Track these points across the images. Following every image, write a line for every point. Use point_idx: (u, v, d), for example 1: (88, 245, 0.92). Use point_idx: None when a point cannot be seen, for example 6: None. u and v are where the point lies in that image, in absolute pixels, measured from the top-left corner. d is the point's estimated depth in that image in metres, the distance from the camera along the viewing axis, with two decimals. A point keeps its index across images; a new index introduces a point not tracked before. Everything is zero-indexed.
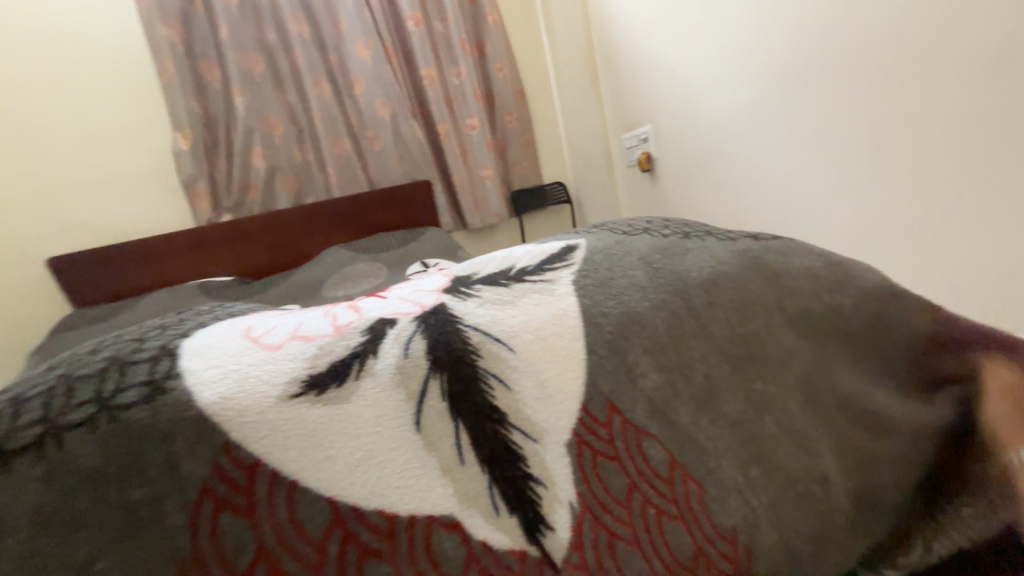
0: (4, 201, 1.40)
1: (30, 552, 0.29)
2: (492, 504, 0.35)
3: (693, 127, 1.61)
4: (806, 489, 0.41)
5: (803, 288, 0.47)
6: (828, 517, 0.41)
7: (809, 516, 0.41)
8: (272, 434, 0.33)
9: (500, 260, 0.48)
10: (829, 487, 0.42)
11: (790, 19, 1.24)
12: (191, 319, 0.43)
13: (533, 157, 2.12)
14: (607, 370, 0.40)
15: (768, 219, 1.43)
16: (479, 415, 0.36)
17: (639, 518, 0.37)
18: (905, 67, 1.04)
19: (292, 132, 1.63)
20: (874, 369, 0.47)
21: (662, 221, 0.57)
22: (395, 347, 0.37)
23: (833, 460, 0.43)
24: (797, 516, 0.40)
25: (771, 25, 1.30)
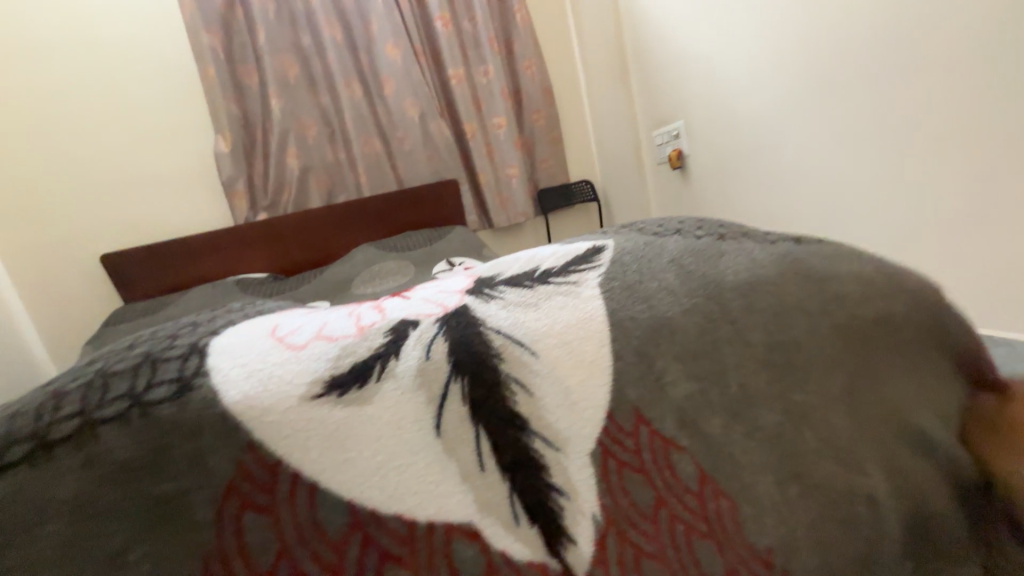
0: (62, 201, 1.49)
1: (69, 539, 0.30)
2: (513, 513, 0.34)
3: (728, 121, 1.55)
4: (848, 506, 0.38)
5: (852, 293, 0.44)
6: (872, 537, 0.38)
7: (850, 536, 0.38)
8: (295, 434, 0.33)
9: (524, 261, 0.47)
10: (874, 505, 0.39)
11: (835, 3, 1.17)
12: (221, 317, 0.44)
13: (560, 155, 2.09)
14: (634, 377, 0.38)
15: (809, 215, 1.35)
16: (500, 421, 0.35)
17: (667, 533, 0.35)
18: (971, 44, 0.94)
19: (324, 133, 1.67)
20: (926, 380, 0.44)
21: (693, 219, 0.54)
22: (417, 349, 0.37)
23: (880, 476, 0.40)
24: (836, 535, 0.38)
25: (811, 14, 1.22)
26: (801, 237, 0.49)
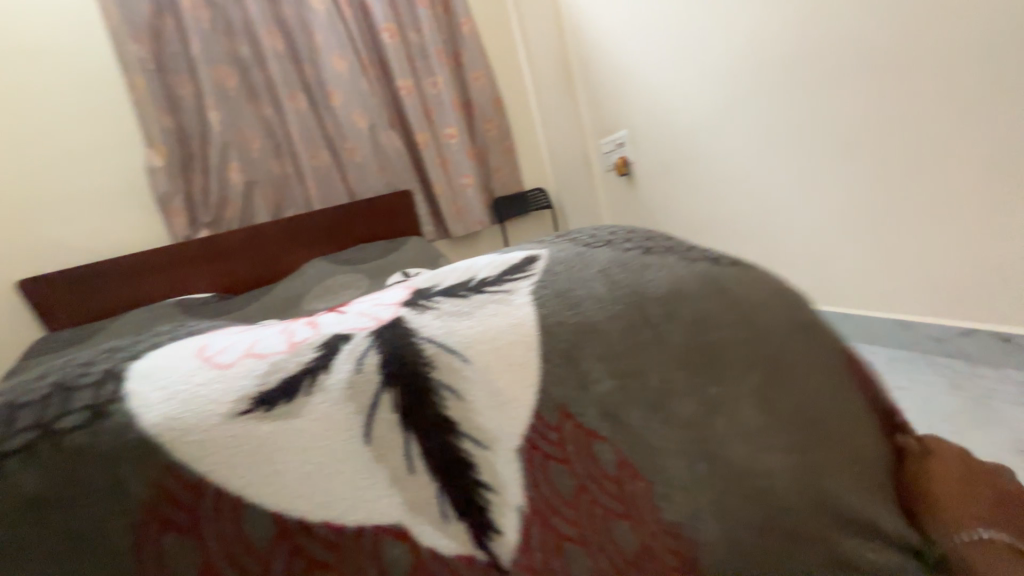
0: None
1: None
2: (442, 511, 0.36)
3: (666, 129, 1.66)
4: (755, 487, 0.42)
5: (766, 300, 0.47)
6: (776, 515, 0.42)
7: (757, 515, 0.41)
8: (220, 449, 0.33)
9: (461, 272, 0.49)
10: (780, 487, 0.42)
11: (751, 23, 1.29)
12: (144, 339, 0.43)
13: (513, 163, 2.14)
14: (559, 378, 0.40)
15: (743, 216, 1.48)
16: (429, 427, 0.37)
17: (586, 516, 0.39)
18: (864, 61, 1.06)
19: (268, 145, 1.63)
20: (837, 377, 0.47)
21: (626, 234, 0.58)
22: (348, 362, 0.38)
23: (789, 461, 0.43)
24: (743, 513, 0.41)
25: (733, 33, 1.33)
26: (723, 257, 0.52)
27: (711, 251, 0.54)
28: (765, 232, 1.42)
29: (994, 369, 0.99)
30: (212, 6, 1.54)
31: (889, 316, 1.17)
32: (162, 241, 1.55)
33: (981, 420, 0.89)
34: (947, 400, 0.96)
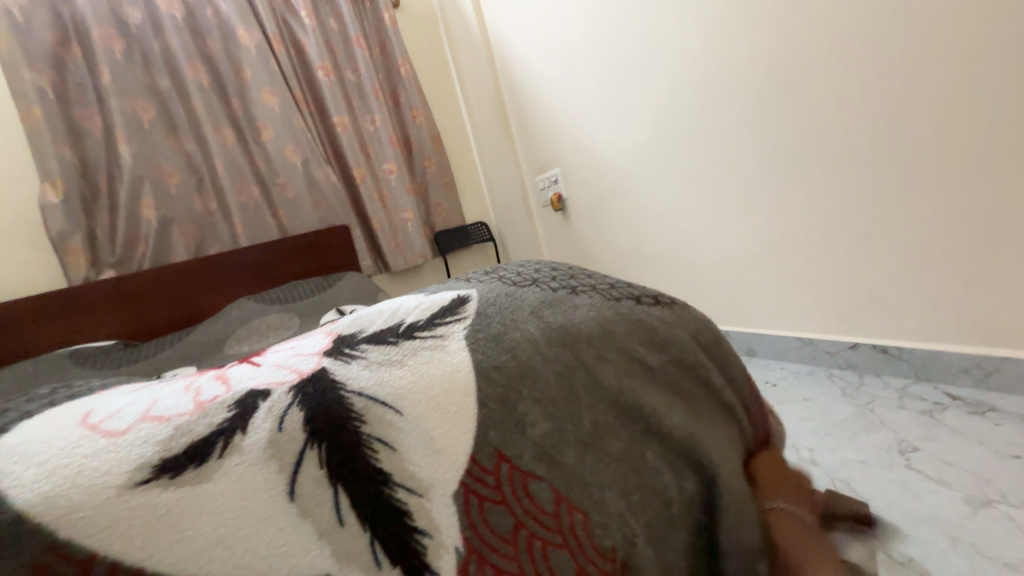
0: None
1: None
2: (374, 558, 0.34)
3: (595, 168, 1.80)
4: (676, 508, 0.45)
5: (682, 339, 0.53)
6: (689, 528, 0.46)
7: (675, 532, 0.45)
8: (117, 520, 0.30)
9: (389, 316, 0.51)
10: (694, 504, 0.46)
11: (662, 79, 1.47)
12: (11, 412, 0.39)
13: (454, 198, 2.19)
14: (497, 421, 0.41)
15: (668, 246, 1.64)
16: (359, 479, 0.36)
17: (525, 552, 0.38)
18: (754, 118, 1.27)
19: (189, 180, 1.54)
20: (731, 403, 0.54)
21: (550, 269, 0.63)
22: (268, 421, 0.36)
23: (705, 481, 0.47)
24: (667, 531, 0.44)
25: (649, 85, 1.52)
26: (651, 297, 0.57)
27: (640, 291, 0.59)
28: (690, 259, 1.59)
29: (874, 377, 1.20)
30: (127, 36, 1.45)
31: (797, 334, 1.36)
32: (53, 287, 1.36)
33: (869, 423, 1.06)
34: (841, 408, 1.13)
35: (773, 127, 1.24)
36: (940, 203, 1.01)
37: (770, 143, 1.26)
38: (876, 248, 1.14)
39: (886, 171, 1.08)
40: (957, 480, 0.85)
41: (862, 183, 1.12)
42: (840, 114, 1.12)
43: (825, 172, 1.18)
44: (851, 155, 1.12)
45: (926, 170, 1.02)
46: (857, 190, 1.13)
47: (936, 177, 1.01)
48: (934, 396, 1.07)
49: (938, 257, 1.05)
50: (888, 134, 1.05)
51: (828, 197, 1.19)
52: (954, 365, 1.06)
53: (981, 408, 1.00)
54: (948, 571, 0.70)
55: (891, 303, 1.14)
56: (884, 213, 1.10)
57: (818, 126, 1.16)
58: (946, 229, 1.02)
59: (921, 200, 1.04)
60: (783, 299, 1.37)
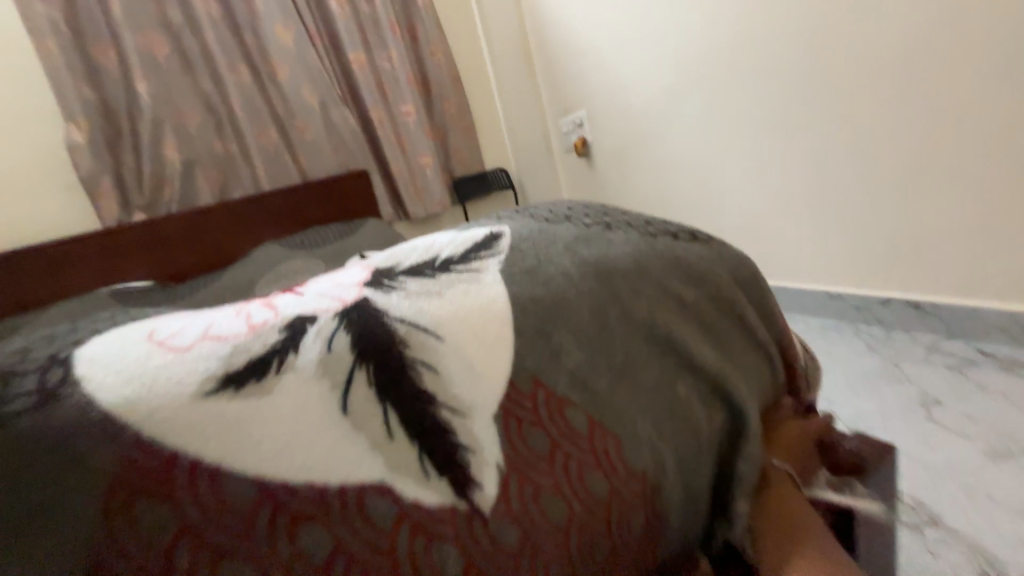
0: None
1: None
2: (422, 468, 0.35)
3: (623, 111, 1.71)
4: (703, 438, 0.45)
5: (717, 275, 0.52)
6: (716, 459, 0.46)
7: (702, 462, 0.45)
8: (190, 422, 0.32)
9: (424, 251, 0.51)
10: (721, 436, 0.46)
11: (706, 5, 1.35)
12: (79, 330, 0.42)
13: (473, 143, 2.12)
14: (532, 350, 0.42)
15: (697, 197, 1.57)
16: (406, 397, 0.37)
17: (561, 470, 0.38)
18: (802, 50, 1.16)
19: (209, 121, 1.52)
20: (766, 342, 0.53)
21: (582, 206, 0.62)
22: (318, 342, 0.38)
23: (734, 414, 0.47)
24: (694, 459, 0.45)
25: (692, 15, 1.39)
26: (687, 234, 0.56)
27: (677, 227, 0.57)
28: (719, 211, 1.52)
29: (902, 332, 1.18)
30: None
31: (823, 287, 1.33)
32: (89, 227, 1.41)
33: (894, 377, 1.07)
34: (867, 362, 1.13)
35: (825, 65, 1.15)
36: (1004, 149, 0.95)
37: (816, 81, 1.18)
38: (926, 198, 1.08)
39: (946, 113, 1.00)
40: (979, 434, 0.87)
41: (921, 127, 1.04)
42: (905, 46, 1.02)
43: (881, 112, 1.09)
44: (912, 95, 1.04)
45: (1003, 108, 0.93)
46: (914, 134, 1.06)
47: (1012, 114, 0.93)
48: (965, 352, 1.06)
49: (993, 207, 0.99)
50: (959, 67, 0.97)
51: (874, 142, 1.12)
52: (990, 322, 1.04)
53: (1013, 365, 0.99)
54: None
55: (937, 257, 1.10)
56: (941, 162, 1.03)
57: (875, 61, 1.07)
58: (1011, 177, 0.96)
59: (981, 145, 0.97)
60: (816, 250, 1.32)
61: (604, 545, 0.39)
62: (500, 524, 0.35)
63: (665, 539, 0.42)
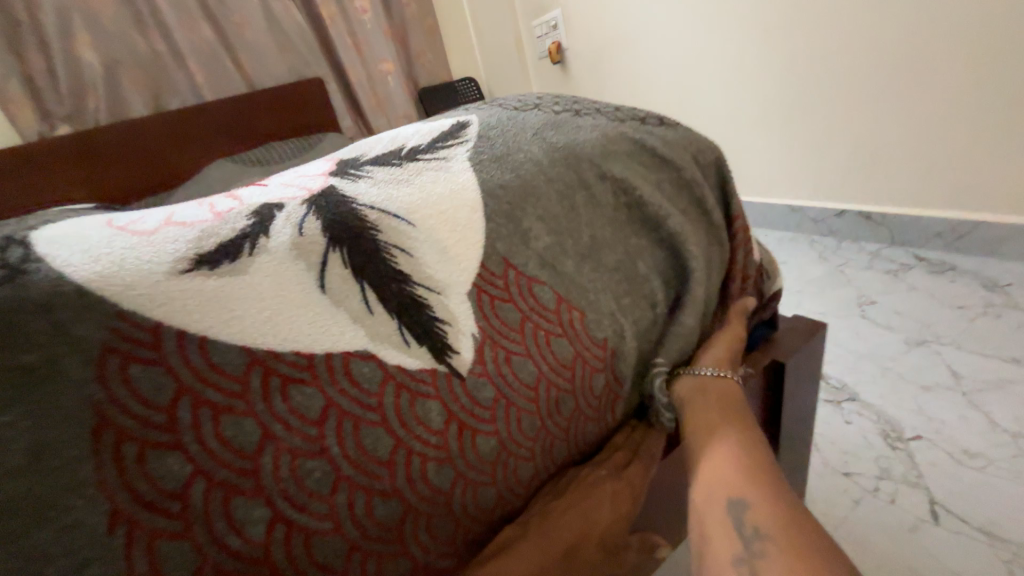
0: None
1: None
2: (403, 338, 0.38)
3: (601, 12, 1.66)
4: (656, 311, 0.49)
5: (680, 158, 0.53)
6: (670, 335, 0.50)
7: (655, 333, 0.50)
8: (170, 297, 0.32)
9: (389, 142, 0.50)
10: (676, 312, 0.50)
11: None
12: (19, 222, 0.39)
13: (437, 47, 1.94)
14: (502, 232, 0.44)
15: (672, 108, 1.63)
16: (381, 277, 0.39)
17: (531, 338, 0.42)
18: None
19: (126, 13, 1.30)
20: (723, 223, 0.55)
21: (551, 96, 0.60)
22: (288, 227, 0.38)
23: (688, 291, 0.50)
24: (649, 327, 0.49)
25: None
26: (654, 119, 0.57)
27: (645, 113, 0.57)
28: (694, 119, 1.59)
29: (851, 241, 1.37)
30: None
31: (787, 202, 1.48)
32: None
33: (839, 281, 1.23)
34: (817, 268, 1.30)
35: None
36: (959, 53, 1.05)
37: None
38: (898, 98, 1.16)
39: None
40: (900, 326, 1.05)
41: (912, 16, 1.08)
42: None
43: (865, 1, 1.13)
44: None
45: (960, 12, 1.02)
46: (902, 38, 1.11)
47: (969, 21, 1.01)
48: (904, 258, 1.24)
49: (960, 101, 1.08)
50: None
51: (859, 34, 1.16)
52: (930, 230, 1.21)
53: (940, 267, 1.18)
54: (871, 391, 0.94)
55: (888, 162, 1.23)
56: (923, 64, 1.10)
57: None
58: (982, 78, 1.04)
59: (949, 36, 1.05)
60: (779, 156, 1.44)
61: (570, 401, 0.44)
62: (476, 383, 0.39)
63: (625, 398, 0.49)
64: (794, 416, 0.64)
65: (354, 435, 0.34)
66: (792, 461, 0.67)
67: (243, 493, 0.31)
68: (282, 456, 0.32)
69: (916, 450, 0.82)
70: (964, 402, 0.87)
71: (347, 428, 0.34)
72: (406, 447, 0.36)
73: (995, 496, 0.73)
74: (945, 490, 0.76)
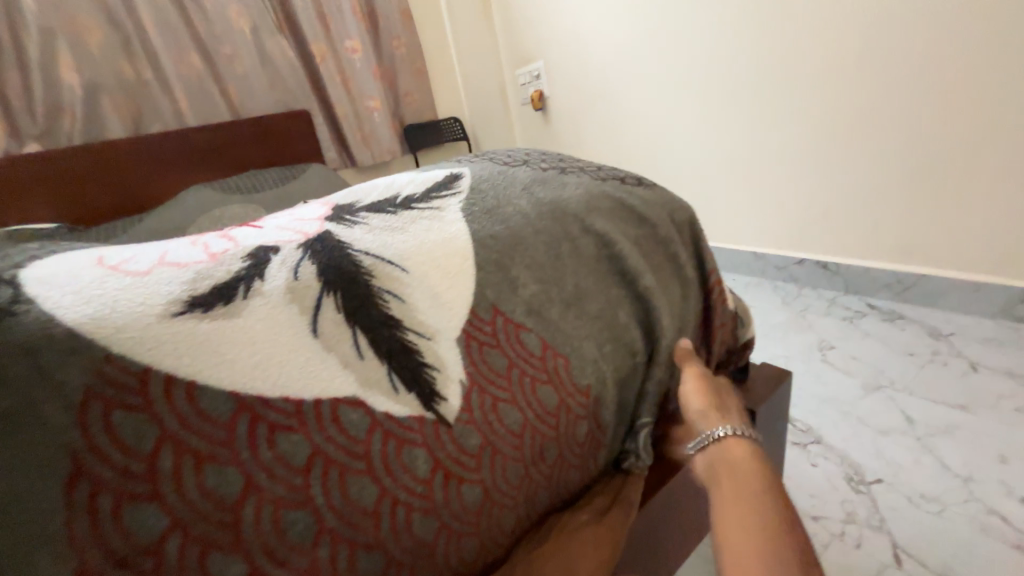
0: None
1: None
2: (392, 384, 0.38)
3: (580, 67, 1.80)
4: (634, 360, 0.52)
5: (656, 216, 0.58)
6: (647, 383, 0.52)
7: (634, 380, 0.52)
8: (161, 341, 0.32)
9: (384, 189, 0.52)
10: (652, 361, 0.52)
11: None
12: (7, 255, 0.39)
13: (425, 88, 2.02)
14: (492, 281, 0.46)
15: (645, 157, 1.75)
16: (374, 322, 0.39)
17: (517, 386, 0.44)
18: (725, 25, 1.39)
19: (115, 40, 1.31)
20: (695, 277, 0.59)
21: (538, 152, 0.64)
22: (284, 270, 0.39)
23: (664, 341, 0.52)
24: (628, 374, 0.51)
25: None
26: (634, 179, 0.61)
27: (625, 173, 0.62)
28: (665, 169, 1.71)
29: (811, 289, 1.46)
30: None
31: (752, 249, 1.58)
32: None
33: (801, 326, 1.30)
34: (782, 313, 1.38)
35: (774, 25, 1.30)
36: (891, 127, 1.19)
37: (767, 34, 1.32)
38: (844, 158, 1.29)
39: (873, 70, 1.17)
40: (857, 371, 1.12)
41: (859, 85, 1.21)
42: (809, 41, 1.25)
43: (813, 76, 1.27)
44: (842, 54, 1.21)
45: (891, 90, 1.16)
46: (845, 110, 1.25)
47: (898, 101, 1.16)
48: (859, 306, 1.33)
49: (900, 163, 1.21)
50: (849, 59, 1.20)
51: (812, 97, 1.29)
52: (880, 281, 1.31)
53: (891, 315, 1.27)
54: (833, 434, 0.98)
55: (838, 218, 1.35)
56: (862, 133, 1.24)
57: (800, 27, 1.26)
58: (909, 150, 1.18)
59: (891, 103, 1.17)
60: (742, 207, 1.56)
61: (554, 448, 0.45)
62: (463, 431, 0.40)
63: (606, 445, 0.50)
64: (765, 461, 0.66)
65: (340, 484, 0.34)
66: None
67: (220, 547, 0.31)
68: (264, 507, 0.32)
69: (877, 494, 0.86)
70: (918, 447, 0.92)
71: (333, 477, 0.34)
72: (391, 498, 0.36)
73: (952, 542, 0.76)
74: (905, 534, 0.79)
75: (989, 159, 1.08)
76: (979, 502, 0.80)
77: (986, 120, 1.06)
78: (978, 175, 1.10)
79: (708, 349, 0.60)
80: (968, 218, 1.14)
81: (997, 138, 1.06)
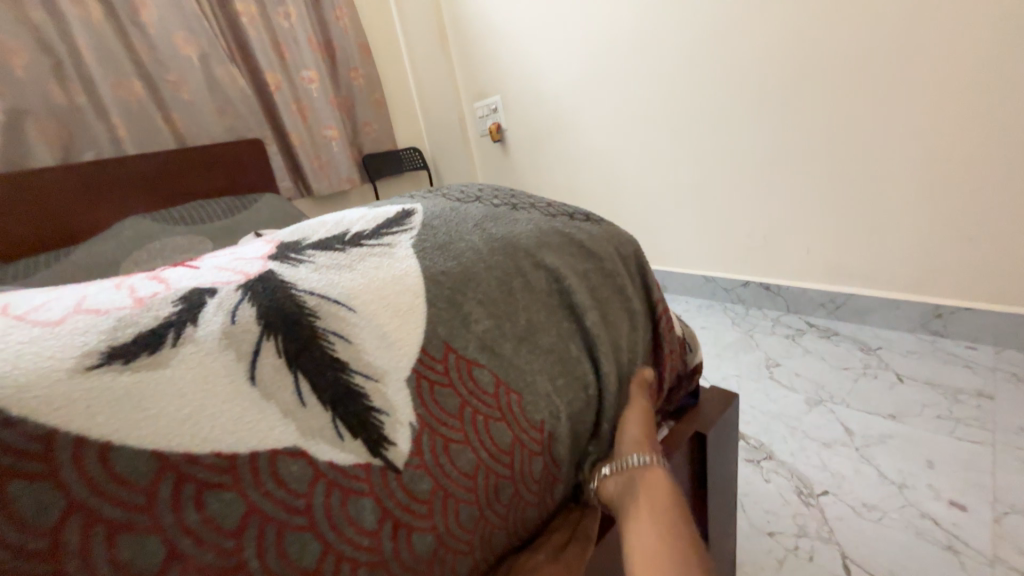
0: None
1: None
2: (337, 432, 0.36)
3: (537, 102, 1.87)
4: (588, 393, 0.52)
5: (604, 250, 0.60)
6: (601, 414, 0.53)
7: (589, 413, 0.52)
8: (71, 398, 0.29)
9: (333, 226, 0.51)
10: (606, 393, 0.53)
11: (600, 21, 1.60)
12: None
13: (384, 119, 2.04)
14: (444, 318, 0.45)
15: (600, 189, 1.83)
16: (317, 367, 0.38)
17: (470, 425, 0.43)
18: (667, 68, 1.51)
19: (45, 63, 1.24)
20: (641, 308, 0.62)
21: (491, 188, 0.65)
22: (219, 315, 0.37)
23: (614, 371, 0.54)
24: (582, 407, 0.51)
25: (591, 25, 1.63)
26: (582, 215, 0.64)
27: (574, 209, 0.65)
28: (619, 199, 1.79)
29: (757, 309, 1.55)
30: None
31: (701, 274, 1.68)
32: None
33: (749, 345, 1.38)
34: (731, 333, 1.45)
35: (713, 68, 1.41)
36: (818, 162, 1.31)
37: (707, 77, 1.44)
38: (777, 189, 1.41)
39: (801, 110, 1.30)
40: (800, 387, 1.19)
41: (786, 125, 1.33)
42: (741, 85, 1.38)
43: (747, 118, 1.40)
44: (773, 95, 1.33)
45: (813, 129, 1.30)
46: (777, 147, 1.37)
47: (819, 139, 1.29)
48: (798, 324, 1.43)
49: (825, 194, 1.33)
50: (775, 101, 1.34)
51: (750, 133, 1.41)
52: (815, 300, 1.42)
53: (827, 332, 1.37)
54: (784, 449, 1.03)
55: (776, 244, 1.46)
56: (791, 168, 1.37)
57: (732, 71, 1.38)
58: (831, 183, 1.31)
59: (817, 140, 1.30)
60: (691, 235, 1.65)
61: (509, 488, 0.44)
62: (412, 476, 0.38)
63: (562, 479, 0.49)
64: (718, 482, 0.68)
65: (276, 545, 0.32)
66: (719, 525, 0.70)
67: None
68: None
69: (825, 506, 0.90)
70: (857, 456, 0.98)
71: (269, 537, 0.32)
72: (334, 555, 0.34)
73: (894, 548, 0.80)
74: (852, 544, 0.82)
75: (899, 189, 1.21)
76: (913, 507, 0.86)
77: (892, 156, 1.20)
78: (891, 204, 1.23)
79: (659, 377, 0.62)
80: (886, 242, 1.27)
81: (903, 171, 1.19)
